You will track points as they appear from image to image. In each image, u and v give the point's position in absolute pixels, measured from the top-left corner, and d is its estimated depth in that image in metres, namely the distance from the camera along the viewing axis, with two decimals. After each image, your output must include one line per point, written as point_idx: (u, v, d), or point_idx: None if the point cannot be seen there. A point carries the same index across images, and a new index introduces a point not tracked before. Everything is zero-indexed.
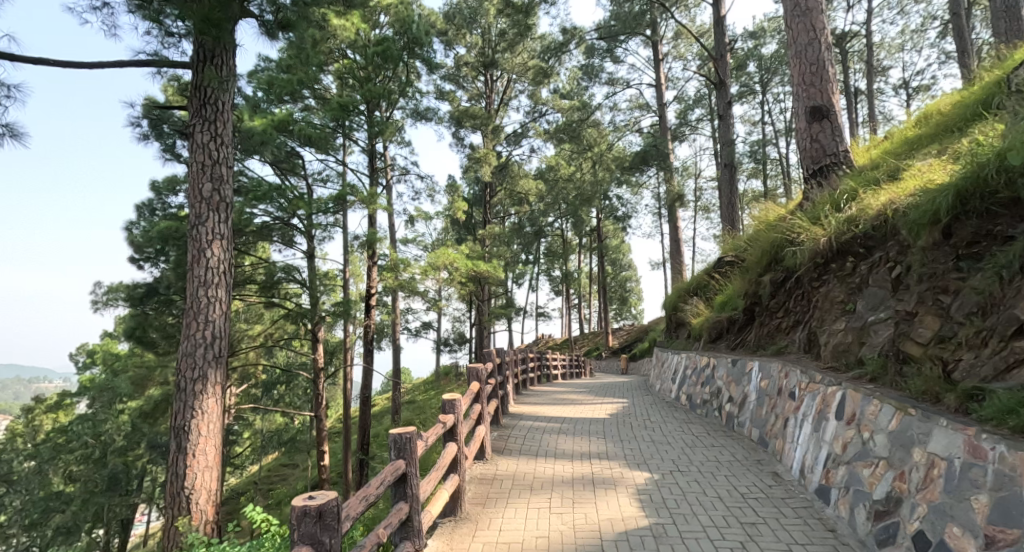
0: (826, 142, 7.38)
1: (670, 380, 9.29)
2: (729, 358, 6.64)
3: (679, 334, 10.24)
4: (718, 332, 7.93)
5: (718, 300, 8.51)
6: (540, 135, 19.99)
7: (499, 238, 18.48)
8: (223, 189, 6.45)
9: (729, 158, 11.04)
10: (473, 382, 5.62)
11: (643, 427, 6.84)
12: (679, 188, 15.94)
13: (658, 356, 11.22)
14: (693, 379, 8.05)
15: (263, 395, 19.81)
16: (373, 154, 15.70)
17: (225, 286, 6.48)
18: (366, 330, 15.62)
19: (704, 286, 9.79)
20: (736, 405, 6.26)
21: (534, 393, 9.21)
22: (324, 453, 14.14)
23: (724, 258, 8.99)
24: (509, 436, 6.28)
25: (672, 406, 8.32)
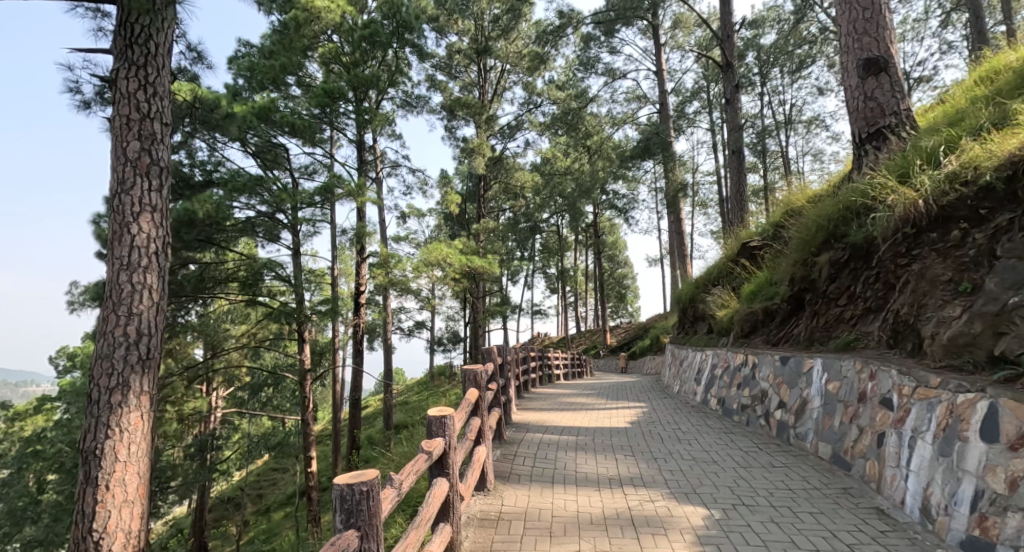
0: (883, 100, 6.76)
1: (692, 383, 8.74)
2: (778, 357, 6.04)
3: (696, 330, 9.64)
4: (753, 326, 7.35)
5: (745, 291, 7.94)
6: (535, 127, 19.40)
7: (493, 233, 17.87)
8: (155, 150, 5.98)
9: (737, 144, 10.55)
10: (472, 389, 4.99)
11: (678, 439, 6.21)
12: (681, 179, 15.37)
13: (672, 355, 10.66)
14: (724, 380, 7.47)
15: (250, 399, 19.11)
16: (362, 145, 15.05)
17: (155, 270, 5.97)
18: (357, 329, 14.96)
19: (723, 276, 9.23)
20: (795, 412, 5.64)
21: (536, 395, 8.59)
22: (312, 459, 13.48)
23: (750, 246, 8.43)
24: (514, 456, 5.64)
25: (699, 411, 7.74)
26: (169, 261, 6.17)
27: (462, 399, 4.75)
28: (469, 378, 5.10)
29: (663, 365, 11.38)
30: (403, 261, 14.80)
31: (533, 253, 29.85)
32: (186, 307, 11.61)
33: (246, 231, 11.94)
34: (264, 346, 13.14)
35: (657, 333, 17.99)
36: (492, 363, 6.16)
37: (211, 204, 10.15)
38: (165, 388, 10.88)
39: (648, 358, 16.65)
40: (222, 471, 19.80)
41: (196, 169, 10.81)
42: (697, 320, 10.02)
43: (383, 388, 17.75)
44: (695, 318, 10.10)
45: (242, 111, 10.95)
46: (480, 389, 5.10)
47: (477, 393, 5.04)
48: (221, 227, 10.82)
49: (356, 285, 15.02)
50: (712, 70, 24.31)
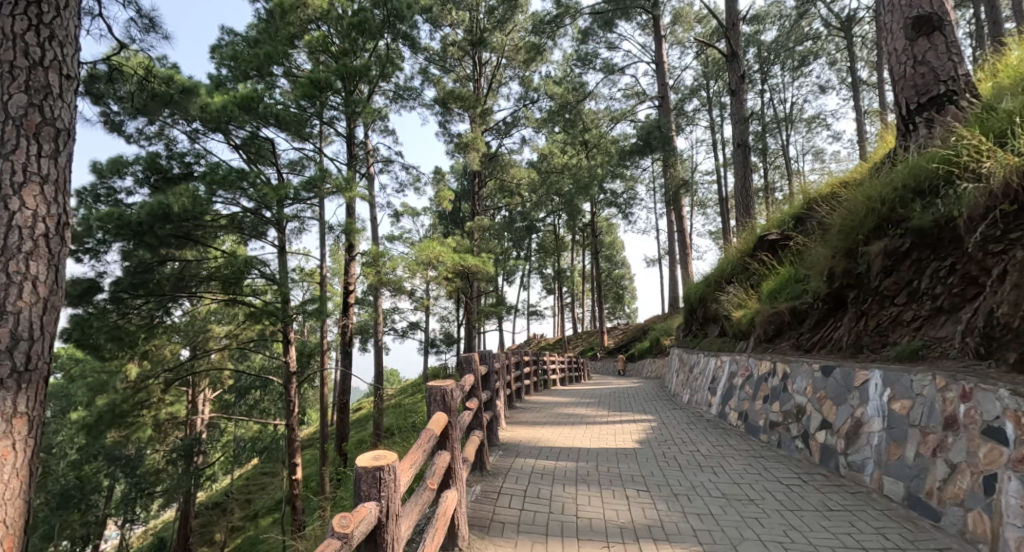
0: (938, 63, 6.26)
1: (708, 395, 8.10)
2: (822, 370, 5.33)
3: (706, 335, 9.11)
4: (780, 327, 6.78)
5: (767, 288, 7.38)
6: (531, 122, 18.89)
7: (488, 231, 17.31)
8: (50, 108, 4.68)
9: (742, 138, 10.17)
10: (438, 415, 3.98)
11: (704, 468, 5.45)
12: (684, 176, 14.88)
13: (679, 360, 10.12)
14: (747, 391, 6.81)
15: (238, 402, 18.56)
16: (352, 139, 14.51)
17: (41, 257, 4.54)
18: (346, 330, 14.39)
19: (734, 270, 8.72)
20: (846, 435, 4.90)
21: (531, 404, 8.07)
22: (296, 467, 12.91)
23: (768, 240, 7.90)
24: (496, 496, 4.77)
25: (720, 427, 7.07)
26: (63, 244, 4.75)
27: (423, 431, 3.73)
28: (433, 396, 4.18)
29: (669, 371, 10.83)
30: (395, 260, 14.27)
31: (530, 252, 29.41)
32: (164, 308, 11.03)
33: (229, 229, 11.41)
34: (247, 348, 12.55)
35: (657, 334, 17.54)
36: (473, 378, 5.48)
37: (187, 198, 9.61)
38: (141, 392, 10.31)
39: (648, 362, 16.17)
40: (208, 476, 19.24)
41: (173, 161, 10.26)
42: (707, 322, 9.47)
43: (375, 391, 17.22)
44: (705, 320, 9.55)
45: (223, 100, 10.26)
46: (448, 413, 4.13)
47: (446, 417, 4.08)
48: (201, 223, 10.28)
49: (346, 283, 14.46)
50: (712, 66, 23.85)
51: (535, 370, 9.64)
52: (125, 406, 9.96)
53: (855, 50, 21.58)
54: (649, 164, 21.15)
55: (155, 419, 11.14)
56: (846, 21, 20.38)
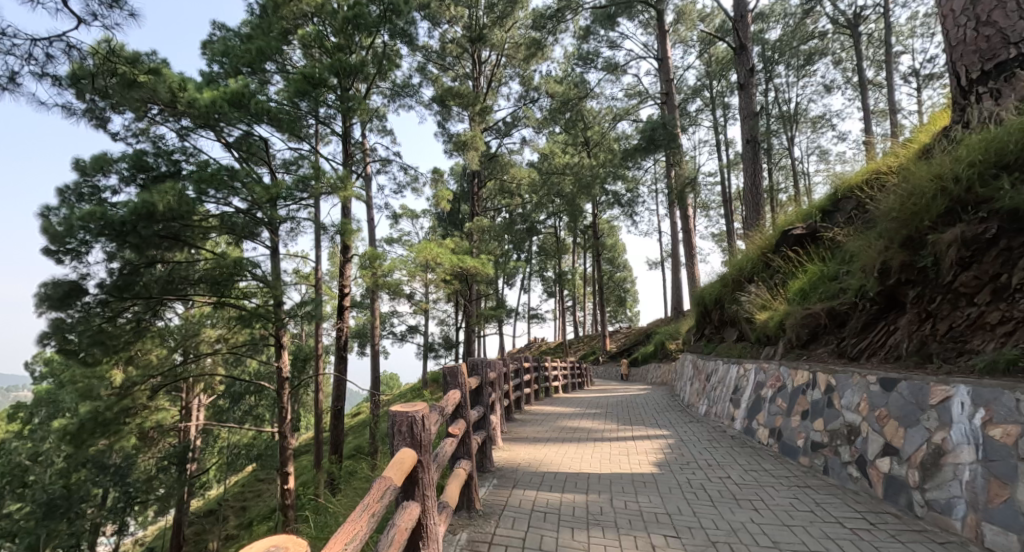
0: (1006, 23, 5.34)
1: (730, 409, 6.92)
2: (880, 381, 4.09)
3: (722, 339, 8.52)
4: (816, 330, 5.71)
5: (794, 287, 6.45)
6: (532, 122, 18.50)
7: (488, 232, 16.88)
8: None
9: (753, 133, 9.79)
10: (407, 452, 3.28)
11: (740, 504, 4.21)
12: (689, 175, 14.42)
13: (692, 368, 9.39)
14: (779, 406, 5.59)
15: (231, 409, 18.09)
16: (347, 137, 14.10)
17: None
18: (341, 334, 13.91)
19: (750, 268, 7.86)
20: (918, 464, 3.66)
21: (531, 415, 7.57)
22: (289, 476, 12.43)
23: (792, 234, 7.04)
24: (489, 544, 3.65)
25: (745, 447, 5.86)
26: None
27: (381, 478, 2.95)
28: (394, 424, 3.41)
29: (682, 381, 10.13)
30: (392, 262, 13.82)
31: (530, 255, 29.07)
32: (152, 310, 10.58)
33: (219, 230, 10.96)
34: (238, 354, 12.08)
35: (661, 338, 17.06)
36: (460, 394, 4.69)
37: (173, 196, 9.18)
38: (126, 399, 9.86)
39: (653, 368, 15.68)
40: (201, 484, 18.78)
41: (161, 160, 9.69)
42: (722, 326, 8.82)
43: (371, 396, 16.72)
44: (718, 324, 8.96)
45: (213, 95, 9.59)
46: (422, 452, 3.39)
47: (415, 457, 3.33)
48: (189, 222, 9.84)
49: (340, 286, 13.99)
50: (714, 66, 23.51)
51: (536, 379, 9.18)
52: (107, 414, 9.48)
53: (862, 49, 21.21)
54: (652, 165, 20.77)
55: (141, 428, 10.67)
56: (852, 18, 20.04)
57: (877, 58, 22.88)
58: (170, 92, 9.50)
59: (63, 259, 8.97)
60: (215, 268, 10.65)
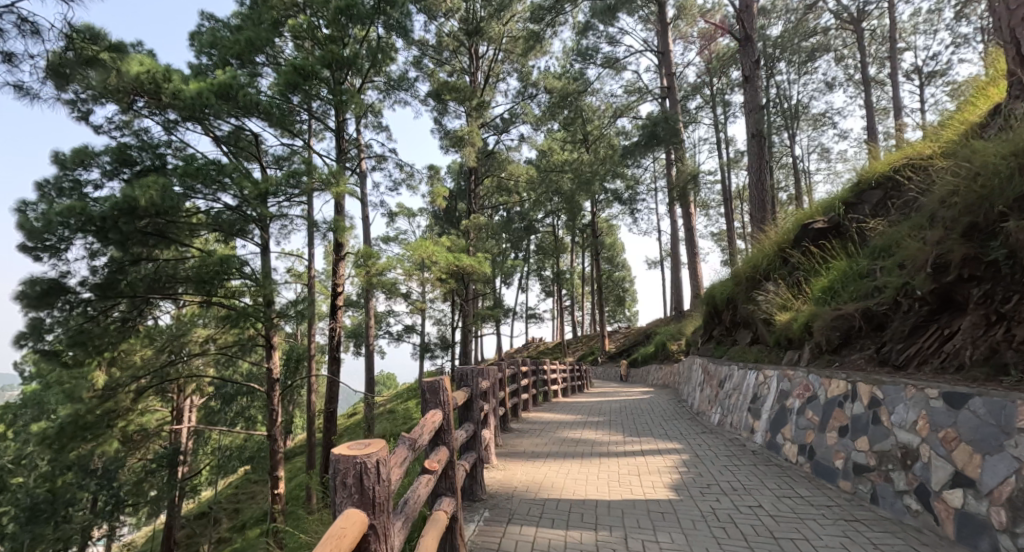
0: None
1: (748, 419, 6.29)
2: (946, 397, 3.47)
3: (734, 341, 8.09)
4: (849, 334, 5.19)
5: (817, 284, 6.02)
6: (530, 118, 18.17)
7: (485, 230, 16.56)
8: None
9: (758, 126, 9.53)
10: (351, 516, 2.37)
11: (782, 546, 3.55)
12: (691, 172, 14.09)
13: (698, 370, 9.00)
14: (810, 420, 4.96)
15: (224, 410, 17.74)
16: (340, 132, 13.75)
17: None
18: (334, 335, 13.55)
19: (761, 264, 7.43)
20: (1003, 501, 3.01)
21: (530, 423, 7.19)
22: (280, 480, 12.06)
23: (813, 228, 6.63)
24: None
25: (771, 464, 5.25)
26: None
27: None
28: (338, 471, 2.52)
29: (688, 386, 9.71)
30: (387, 260, 13.47)
31: (528, 254, 28.75)
32: (137, 309, 10.19)
33: (209, 228, 10.61)
34: (228, 355, 11.70)
35: (661, 339, 16.76)
36: (439, 418, 3.83)
37: (156, 191, 8.73)
38: (109, 403, 9.53)
39: (653, 369, 15.37)
40: (193, 486, 18.45)
41: (143, 152, 9.32)
42: (733, 328, 8.33)
43: (366, 398, 16.37)
44: (726, 324, 8.60)
45: (199, 86, 9.02)
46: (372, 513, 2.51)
47: (364, 520, 2.45)
48: (176, 219, 9.52)
49: (333, 285, 13.65)
50: (715, 62, 23.19)
51: (535, 384, 8.95)
52: (89, 418, 9.17)
53: (864, 45, 20.91)
54: (652, 163, 20.44)
55: (125, 432, 10.33)
56: (855, 14, 19.74)
57: (880, 54, 22.60)
58: (155, 83, 8.91)
59: (42, 257, 8.59)
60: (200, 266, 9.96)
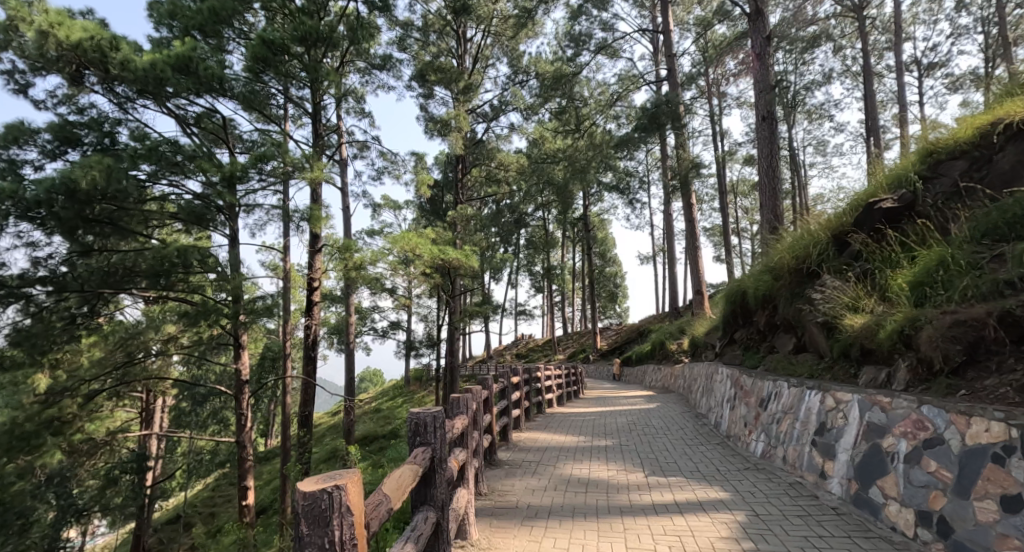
0: None
1: (814, 457, 4.69)
2: None
3: (765, 348, 6.82)
4: (975, 349, 3.65)
5: (901, 278, 4.66)
6: (520, 104, 17.30)
7: (473, 221, 15.74)
8: None
9: (768, 108, 8.86)
10: None
11: None
12: (692, 161, 13.29)
13: (714, 379, 7.90)
14: (937, 476, 3.30)
15: (196, 412, 16.80)
16: (318, 116, 12.76)
17: None
18: (310, 333, 12.59)
19: (801, 253, 6.16)
20: None
21: (532, 452, 6.21)
22: (249, 490, 11.09)
23: (881, 208, 5.37)
24: None
25: (872, 537, 3.61)
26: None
27: None
28: None
29: (702, 396, 8.62)
30: (367, 253, 12.50)
31: (518, 249, 27.97)
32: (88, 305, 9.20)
33: (166, 218, 9.50)
34: (192, 356, 10.81)
35: (659, 337, 15.98)
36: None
37: (100, 171, 7.63)
38: (52, 409, 8.70)
39: (650, 371, 14.58)
40: (164, 491, 17.55)
41: (86, 129, 8.22)
42: (771, 332, 6.85)
43: (345, 399, 15.45)
44: (747, 324, 7.64)
45: (152, 56, 7.95)
46: None
47: None
48: (129, 208, 8.60)
49: (309, 279, 12.71)
50: (711, 51, 22.45)
51: (529, 396, 8.16)
52: (27, 426, 8.35)
53: (866, 33, 20.26)
54: (648, 155, 19.64)
55: (72, 442, 9.39)
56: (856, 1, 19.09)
57: (880, 45, 22.00)
58: (99, 51, 7.87)
59: None
60: (150, 255, 8.52)
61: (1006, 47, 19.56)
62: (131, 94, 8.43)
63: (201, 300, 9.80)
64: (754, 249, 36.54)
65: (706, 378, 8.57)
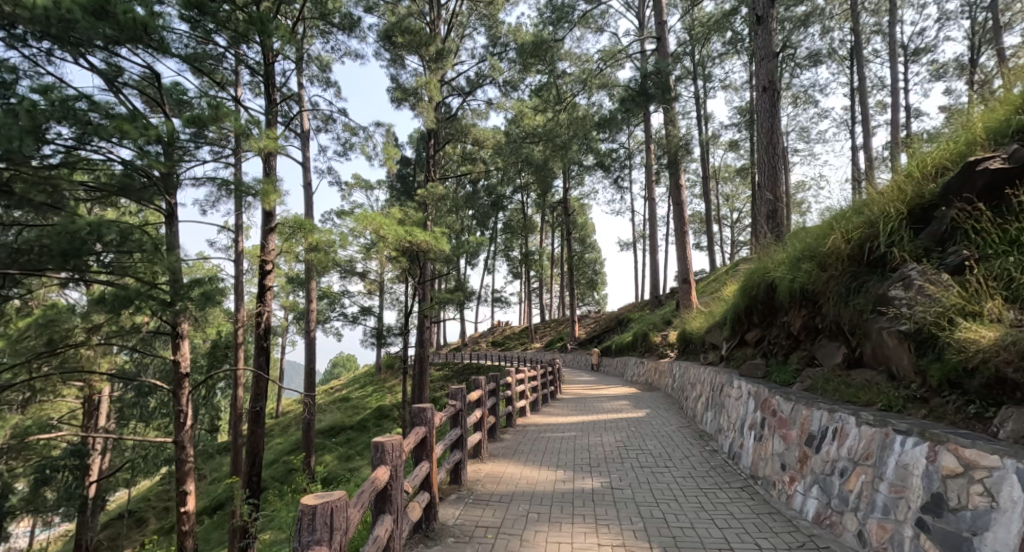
0: None
1: (924, 548, 3.15)
2: None
3: (797, 359, 5.71)
4: None
5: None
6: (498, 76, 16.19)
7: (445, 201, 14.66)
8: None
9: (770, 79, 8.03)
10: None
11: None
12: (680, 139, 12.40)
13: (726, 395, 6.63)
14: None
15: (143, 404, 15.60)
16: (272, 81, 11.50)
17: None
18: (261, 321, 11.38)
19: (851, 233, 5.07)
20: None
21: (503, 493, 5.15)
22: (190, 495, 9.97)
23: (987, 168, 4.17)
24: None
25: None
26: None
27: None
28: None
29: (705, 410, 7.46)
30: (326, 234, 11.36)
31: (495, 233, 26.97)
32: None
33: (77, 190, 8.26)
34: (125, 348, 9.62)
35: (641, 328, 15.22)
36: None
37: None
38: None
39: (632, 364, 13.77)
40: (109, 488, 16.40)
41: None
42: (805, 338, 5.74)
43: (306, 392, 14.34)
44: (763, 325, 6.69)
45: None
46: None
47: None
48: (37, 176, 7.40)
49: (260, 262, 11.49)
50: (698, 29, 21.55)
51: (496, 411, 7.09)
52: None
53: (857, 14, 19.53)
54: (631, 135, 18.72)
55: None
56: None
57: (868, 29, 21.34)
58: None
59: None
60: (54, 232, 7.28)
61: (997, 30, 19.00)
62: (37, 41, 7.30)
63: (137, 285, 8.53)
64: (734, 237, 36.14)
65: (712, 392, 7.25)
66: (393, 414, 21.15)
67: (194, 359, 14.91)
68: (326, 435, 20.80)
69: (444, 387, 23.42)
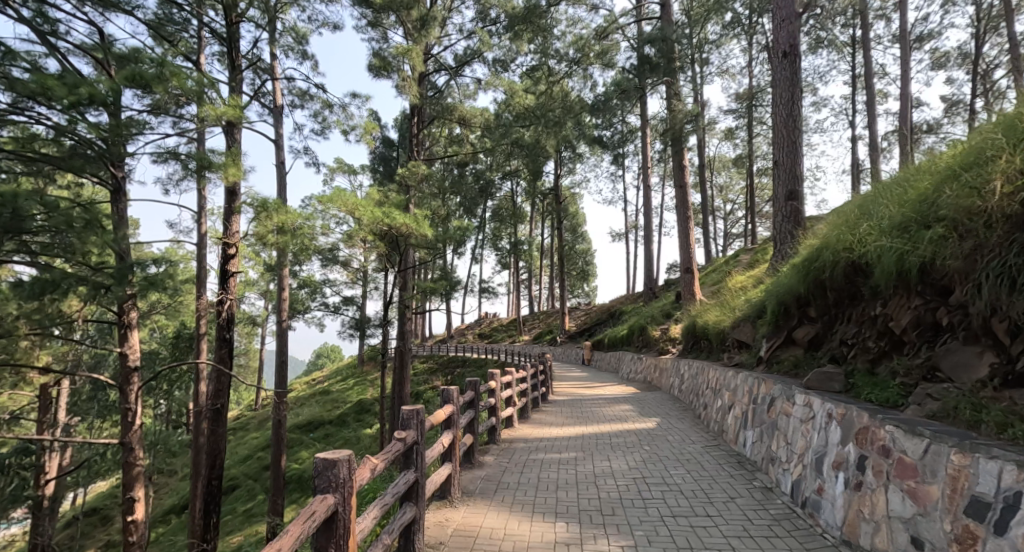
0: None
1: None
2: None
3: (911, 372, 4.04)
4: None
5: None
6: (487, 49, 15.17)
7: (429, 182, 13.73)
8: None
9: (792, 42, 7.16)
10: None
11: None
12: (683, 118, 11.49)
13: (783, 415, 5.19)
14: None
15: (104, 397, 14.59)
16: (236, 44, 10.42)
17: None
18: (224, 309, 10.37)
19: (1020, 174, 3.55)
20: None
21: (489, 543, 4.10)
22: (138, 503, 8.97)
23: None
24: None
25: None
26: None
27: None
28: None
29: (745, 429, 6.19)
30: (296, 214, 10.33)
31: (483, 222, 26.05)
32: None
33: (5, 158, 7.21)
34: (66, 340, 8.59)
35: (637, 320, 14.40)
36: None
37: None
38: None
39: (629, 359, 12.91)
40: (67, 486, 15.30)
41: None
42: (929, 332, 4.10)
43: (278, 386, 13.37)
44: (830, 318, 5.46)
45: None
46: None
47: None
48: None
49: (223, 245, 10.44)
50: (697, 9, 20.68)
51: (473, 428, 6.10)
52: None
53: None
54: (627, 119, 17.84)
55: None
56: None
57: (871, 14, 20.61)
58: None
59: None
60: None
61: (1007, 15, 18.27)
62: None
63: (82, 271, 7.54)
64: (727, 230, 35.58)
65: (759, 408, 5.87)
66: (374, 409, 20.23)
67: (157, 351, 13.82)
68: (303, 430, 19.83)
69: (428, 381, 22.53)
